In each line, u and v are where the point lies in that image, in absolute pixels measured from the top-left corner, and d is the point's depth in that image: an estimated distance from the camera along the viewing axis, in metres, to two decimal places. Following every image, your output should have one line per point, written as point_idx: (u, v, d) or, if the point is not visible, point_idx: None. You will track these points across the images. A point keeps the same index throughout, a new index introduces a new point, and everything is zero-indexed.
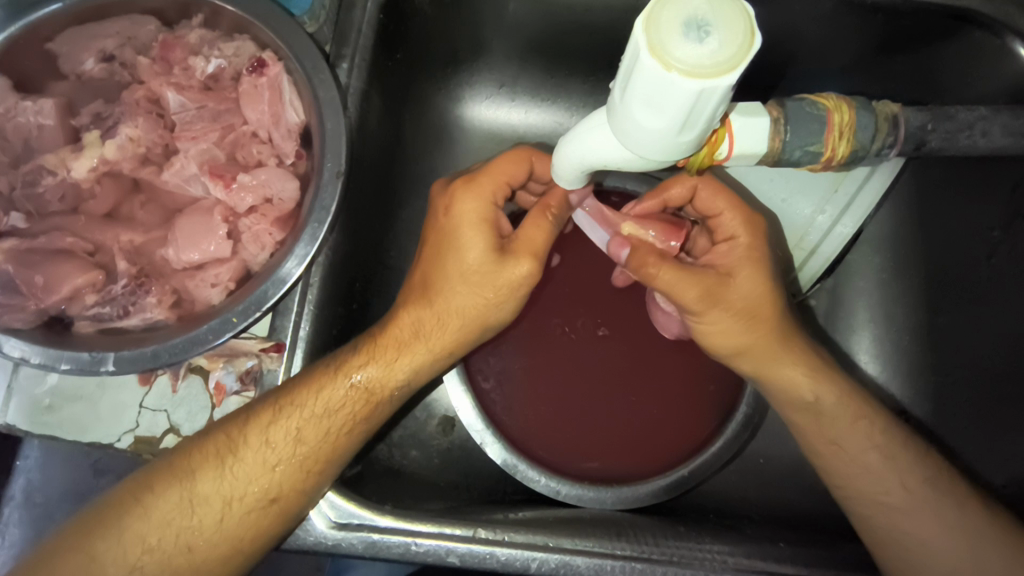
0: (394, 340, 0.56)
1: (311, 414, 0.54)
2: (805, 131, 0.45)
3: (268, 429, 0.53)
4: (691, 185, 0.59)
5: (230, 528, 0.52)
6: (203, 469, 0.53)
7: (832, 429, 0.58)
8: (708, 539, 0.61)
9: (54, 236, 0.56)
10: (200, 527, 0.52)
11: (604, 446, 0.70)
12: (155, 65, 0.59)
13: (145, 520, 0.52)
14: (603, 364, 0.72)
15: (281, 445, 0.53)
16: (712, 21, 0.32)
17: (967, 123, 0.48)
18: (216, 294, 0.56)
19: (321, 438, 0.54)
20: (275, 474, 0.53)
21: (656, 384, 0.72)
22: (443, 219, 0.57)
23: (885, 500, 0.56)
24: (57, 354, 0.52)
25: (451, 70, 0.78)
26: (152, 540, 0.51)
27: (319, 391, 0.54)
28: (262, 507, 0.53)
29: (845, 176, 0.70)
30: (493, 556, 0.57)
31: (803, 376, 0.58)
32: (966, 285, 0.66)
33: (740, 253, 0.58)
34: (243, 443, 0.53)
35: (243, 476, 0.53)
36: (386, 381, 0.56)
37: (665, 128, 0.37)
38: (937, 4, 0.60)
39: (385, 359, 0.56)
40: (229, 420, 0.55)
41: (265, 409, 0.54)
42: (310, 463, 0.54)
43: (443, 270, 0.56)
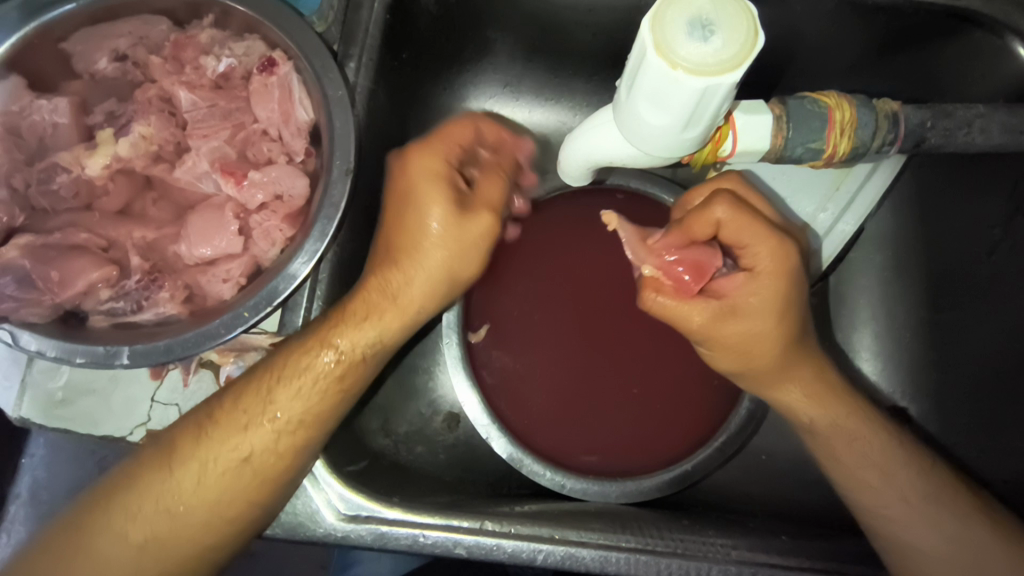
0: (373, 308, 0.56)
1: (285, 380, 0.54)
2: (805, 129, 0.46)
3: (245, 397, 0.54)
4: (714, 218, 0.55)
5: (207, 490, 0.52)
6: (186, 441, 0.53)
7: (836, 432, 0.59)
8: (711, 532, 0.62)
9: (69, 232, 0.57)
10: (182, 495, 0.52)
11: (604, 437, 0.71)
12: (167, 65, 0.60)
13: (134, 492, 0.52)
14: (591, 349, 0.73)
15: (255, 409, 0.54)
16: (716, 20, 0.33)
17: (965, 121, 0.49)
18: (228, 289, 0.57)
19: (291, 398, 0.54)
20: (248, 435, 0.53)
21: (644, 366, 0.73)
22: (397, 181, 0.57)
23: (890, 513, 0.57)
24: (72, 347, 0.53)
25: (456, 69, 0.79)
26: (136, 510, 0.52)
27: (293, 359, 0.54)
28: (239, 470, 0.53)
29: (847, 175, 0.71)
30: (500, 548, 0.58)
31: (813, 377, 0.59)
32: (967, 282, 0.67)
33: (755, 285, 0.54)
34: (220, 407, 0.54)
35: (219, 440, 0.53)
36: (359, 343, 0.55)
37: (670, 125, 0.38)
38: (937, 4, 0.61)
39: (355, 321, 0.55)
40: (214, 396, 0.56)
41: (245, 382, 0.55)
42: (286, 427, 0.53)
43: (408, 231, 0.56)
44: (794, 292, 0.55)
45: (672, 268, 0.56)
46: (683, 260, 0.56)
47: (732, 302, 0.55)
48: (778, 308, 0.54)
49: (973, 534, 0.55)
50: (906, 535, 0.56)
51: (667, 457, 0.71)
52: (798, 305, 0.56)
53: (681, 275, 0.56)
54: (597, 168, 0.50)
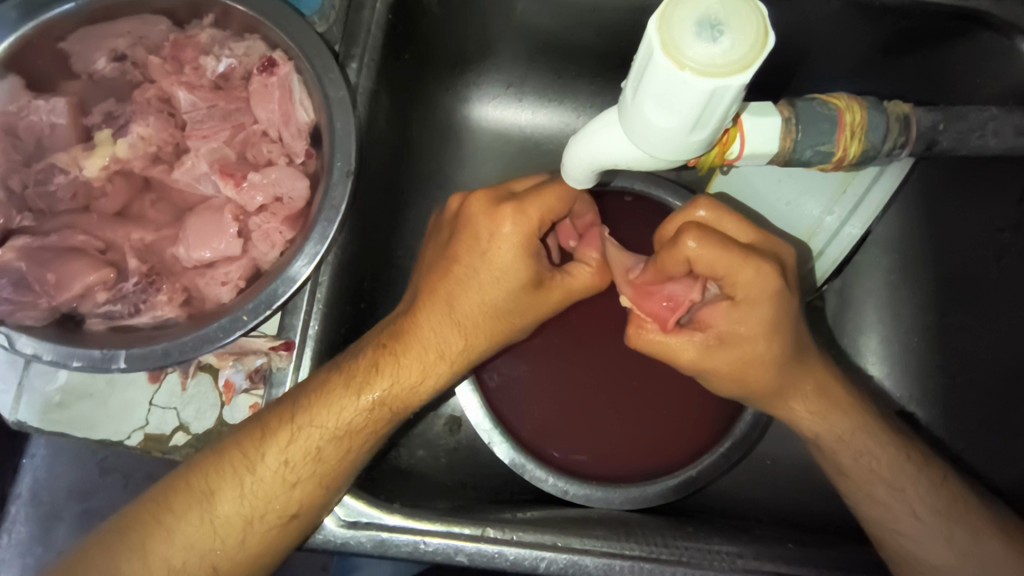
0: (418, 358, 0.55)
1: (329, 431, 0.54)
2: (816, 132, 0.45)
3: (287, 447, 0.53)
4: (684, 256, 0.51)
5: (252, 544, 0.52)
6: (223, 489, 0.52)
7: (847, 445, 0.58)
8: (716, 539, 0.61)
9: (66, 234, 0.57)
10: (225, 547, 0.52)
11: (618, 455, 0.70)
12: (166, 65, 0.59)
13: (169, 542, 0.51)
14: (618, 379, 0.72)
15: (302, 465, 0.53)
16: (725, 20, 0.33)
17: (978, 124, 0.48)
18: (226, 292, 0.56)
19: (340, 454, 0.54)
20: (294, 491, 0.53)
21: (669, 398, 0.71)
22: (459, 234, 0.55)
23: (903, 527, 0.56)
24: (68, 351, 0.53)
25: (458, 70, 0.78)
26: (177, 561, 0.51)
27: (338, 411, 0.54)
28: (284, 524, 0.53)
29: (855, 176, 0.69)
30: (502, 556, 0.57)
31: (813, 407, 0.58)
32: (975, 287, 0.66)
33: (740, 315, 0.52)
34: (262, 461, 0.53)
35: (263, 494, 0.53)
36: (407, 399, 0.56)
37: (677, 127, 0.37)
38: (946, 5, 0.61)
39: (401, 375, 0.55)
40: (244, 434, 0.54)
41: (283, 429, 0.53)
42: (331, 480, 0.54)
43: (452, 292, 0.55)
44: (782, 314, 0.52)
45: (650, 305, 0.55)
46: (660, 293, 0.55)
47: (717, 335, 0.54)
48: (770, 327, 0.53)
49: (980, 548, 0.55)
50: (913, 543, 0.56)
51: (674, 466, 0.70)
52: (791, 323, 0.54)
53: (660, 308, 0.55)
54: (602, 171, 0.49)
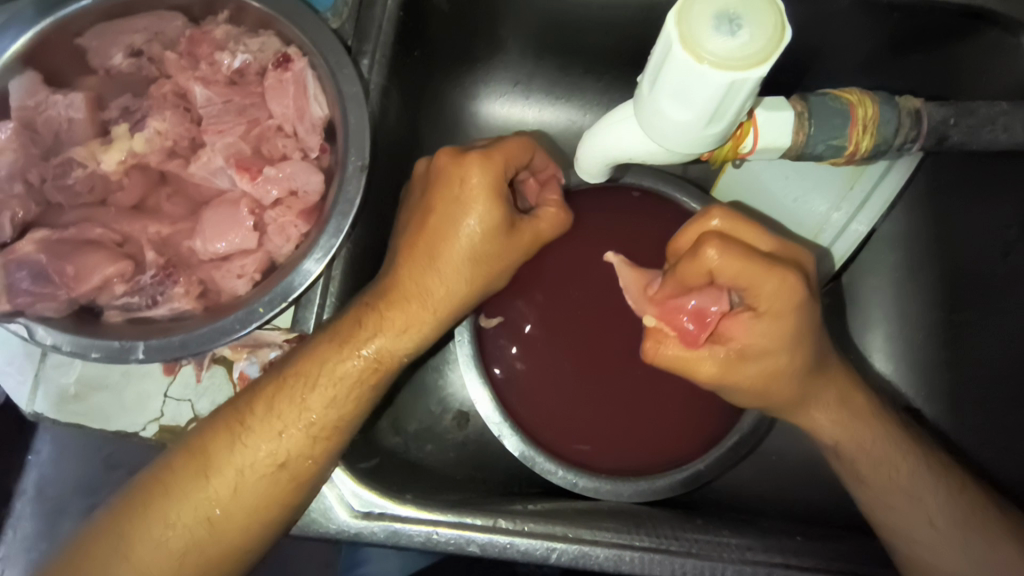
0: (403, 313, 0.56)
1: (315, 384, 0.54)
2: (828, 127, 0.46)
3: (275, 399, 0.54)
4: (706, 266, 0.53)
5: (244, 495, 0.52)
6: (215, 441, 0.53)
7: (865, 452, 0.58)
8: (724, 531, 0.62)
9: (84, 227, 0.57)
10: (218, 497, 0.52)
11: (610, 424, 0.71)
12: (182, 60, 0.60)
13: (167, 498, 0.52)
14: (605, 343, 0.72)
15: (289, 415, 0.53)
16: (743, 14, 0.33)
17: (988, 118, 0.48)
18: (242, 285, 0.57)
19: (325, 405, 0.54)
20: (283, 440, 0.53)
21: (658, 364, 0.72)
22: (438, 188, 0.56)
23: (917, 534, 0.56)
24: (87, 342, 0.53)
25: (467, 67, 0.79)
26: (172, 514, 0.51)
27: (324, 362, 0.54)
28: (273, 474, 0.52)
29: (862, 174, 0.69)
30: (513, 546, 0.58)
31: (830, 414, 0.59)
32: (981, 283, 0.67)
33: (763, 330, 0.53)
34: (251, 413, 0.53)
35: (253, 445, 0.53)
36: (393, 352, 0.56)
37: (694, 120, 0.38)
38: (952, 2, 0.62)
39: (387, 327, 0.55)
40: (240, 395, 0.56)
41: (271, 382, 0.54)
42: (319, 431, 0.53)
43: (433, 248, 0.56)
44: (806, 323, 0.54)
45: (675, 319, 0.55)
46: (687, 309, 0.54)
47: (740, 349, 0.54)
48: (789, 339, 0.54)
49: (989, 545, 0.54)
50: (923, 537, 0.56)
51: (673, 447, 0.71)
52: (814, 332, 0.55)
53: (684, 324, 0.55)
54: (616, 165, 0.50)
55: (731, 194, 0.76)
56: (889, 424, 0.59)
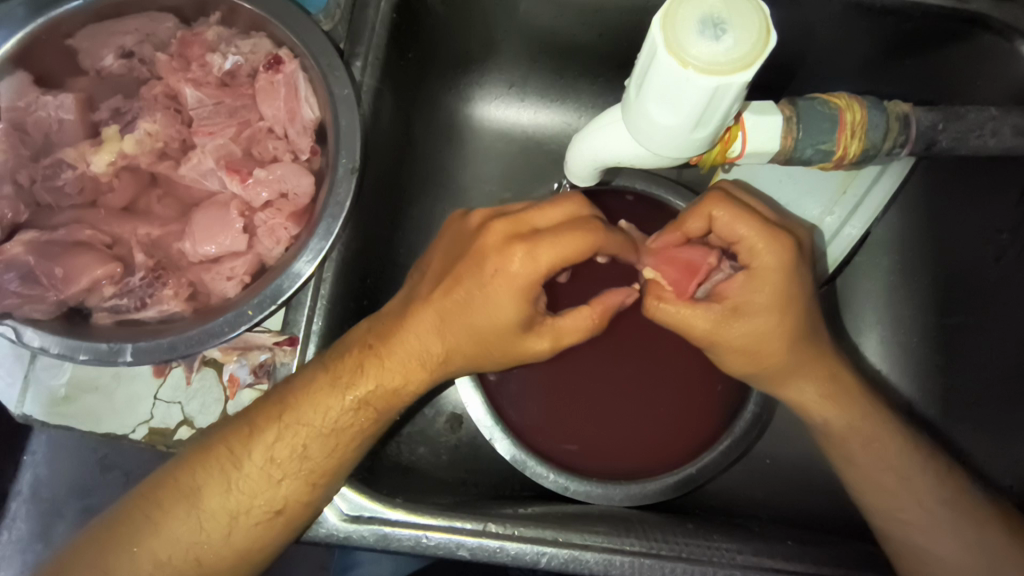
0: (403, 361, 0.55)
1: (314, 431, 0.53)
2: (816, 131, 0.46)
3: (273, 445, 0.53)
4: (706, 213, 0.55)
5: (239, 539, 0.52)
6: (209, 484, 0.53)
7: (855, 433, 0.59)
8: (715, 535, 0.62)
9: (73, 228, 0.57)
10: (212, 538, 0.52)
11: (607, 460, 0.71)
12: (173, 62, 0.60)
13: (157, 536, 0.52)
14: (613, 368, 0.72)
15: (288, 462, 0.53)
16: (727, 20, 0.33)
17: (976, 124, 0.47)
18: (232, 287, 0.57)
19: (325, 454, 0.53)
20: (279, 488, 0.53)
21: (658, 398, 0.72)
22: (467, 258, 0.53)
23: (905, 516, 0.57)
24: (75, 344, 0.53)
25: (461, 70, 0.79)
26: (165, 553, 0.51)
27: (323, 411, 0.53)
28: (268, 520, 0.53)
29: (855, 177, 0.70)
30: (503, 550, 0.57)
31: (820, 390, 0.59)
32: (974, 288, 0.67)
33: (753, 289, 0.54)
34: (247, 458, 0.53)
35: (249, 491, 0.53)
36: (393, 399, 0.55)
37: (680, 125, 0.38)
38: (945, 8, 0.62)
39: (387, 376, 0.54)
40: (231, 432, 0.54)
41: (269, 426, 0.53)
42: (316, 479, 0.53)
43: (442, 306, 0.54)
44: (796, 287, 0.55)
45: (670, 270, 0.57)
46: (679, 258, 0.57)
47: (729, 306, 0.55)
48: (781, 299, 0.54)
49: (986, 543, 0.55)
50: (916, 528, 0.57)
51: (665, 465, 0.70)
52: (802, 303, 0.55)
53: (677, 274, 0.57)
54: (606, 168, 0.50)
55: None
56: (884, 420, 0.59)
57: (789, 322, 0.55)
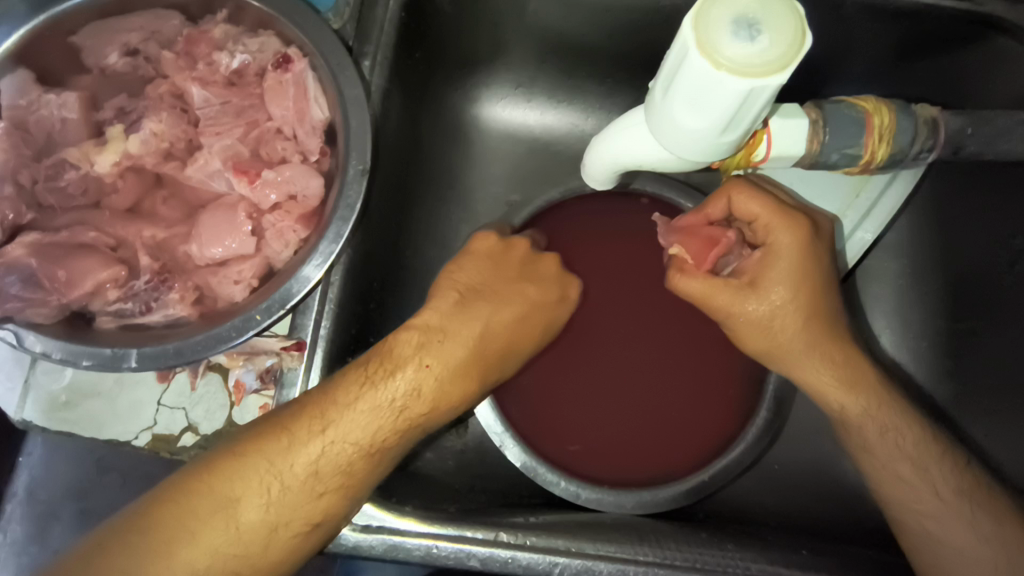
0: (456, 379, 0.55)
1: (362, 446, 0.51)
2: (843, 135, 0.45)
3: (318, 458, 0.50)
4: (725, 196, 0.58)
5: (273, 552, 0.50)
6: (248, 496, 0.49)
7: (870, 421, 0.56)
8: (729, 545, 0.61)
9: (77, 230, 0.56)
10: (247, 553, 0.49)
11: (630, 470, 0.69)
12: (179, 60, 0.59)
13: (190, 546, 0.47)
14: (645, 377, 0.71)
15: (332, 477, 0.51)
16: (762, 20, 0.32)
17: (1006, 128, 0.46)
18: (239, 291, 0.56)
19: (369, 467, 0.52)
20: (321, 502, 0.50)
21: (685, 407, 0.71)
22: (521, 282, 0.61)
23: (924, 507, 0.54)
24: (78, 350, 0.52)
25: (469, 70, 0.78)
26: (198, 568, 0.47)
27: (374, 425, 0.52)
28: (306, 533, 0.51)
29: (867, 181, 0.69)
30: (515, 561, 0.56)
31: (837, 387, 0.56)
32: (982, 293, 0.66)
33: (771, 263, 0.56)
34: (291, 470, 0.50)
35: (291, 503, 0.50)
36: (433, 414, 0.55)
37: (708, 128, 0.37)
38: (958, 9, 0.61)
39: (441, 394, 0.54)
40: (267, 439, 0.50)
41: (314, 439, 0.50)
42: (356, 492, 0.52)
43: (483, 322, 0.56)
44: (813, 264, 0.56)
45: (691, 246, 0.58)
46: (698, 236, 0.58)
47: (748, 280, 0.56)
48: (798, 277, 0.55)
49: (1009, 541, 0.52)
50: (938, 531, 0.53)
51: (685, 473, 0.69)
52: (819, 281, 0.56)
53: (699, 250, 0.58)
54: (624, 172, 0.49)
55: None
56: (893, 413, 0.56)
57: (803, 300, 0.55)
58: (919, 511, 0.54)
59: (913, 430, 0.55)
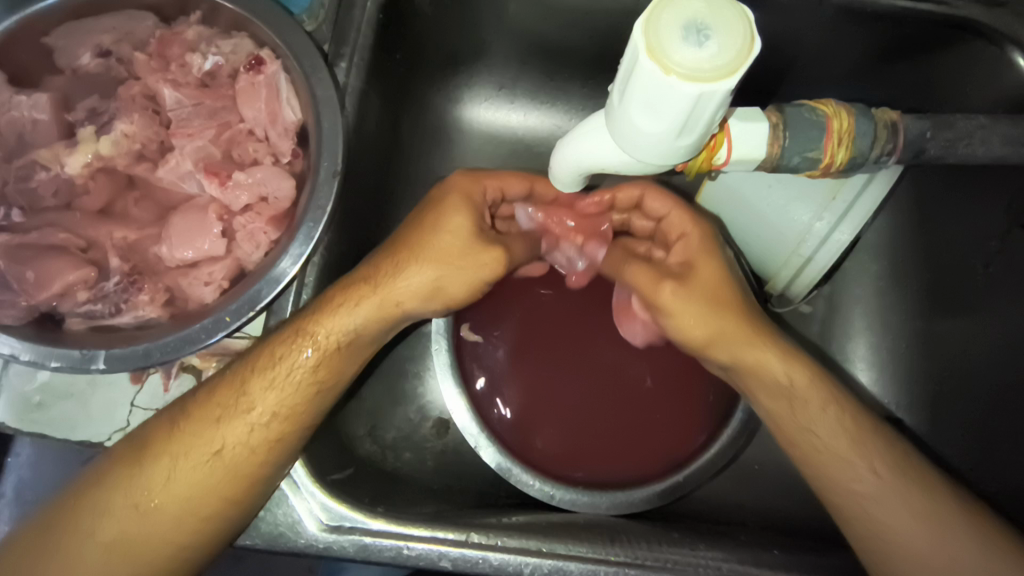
0: (350, 298, 0.54)
1: (262, 373, 0.53)
2: (804, 138, 0.45)
3: (222, 388, 0.53)
4: (635, 194, 0.62)
5: (178, 484, 0.51)
6: (158, 431, 0.53)
7: (812, 395, 0.54)
8: (702, 545, 0.61)
9: (47, 231, 0.56)
10: (152, 483, 0.51)
11: (587, 436, 0.70)
12: (152, 62, 0.59)
13: (100, 486, 0.52)
14: (592, 353, 0.72)
15: (229, 408, 0.53)
16: (711, 25, 0.32)
17: (966, 132, 0.47)
18: (209, 292, 0.56)
19: (268, 393, 0.53)
20: (222, 429, 0.52)
21: (636, 373, 0.72)
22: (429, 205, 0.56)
23: (860, 488, 0.53)
24: (46, 351, 0.52)
25: (450, 72, 0.78)
26: (108, 500, 0.51)
27: (272, 354, 0.53)
28: (210, 463, 0.52)
29: (843, 184, 0.65)
30: (486, 561, 0.56)
31: (779, 360, 0.54)
32: (959, 293, 0.66)
33: (695, 247, 0.57)
34: (195, 401, 0.53)
35: (194, 433, 0.52)
36: (338, 341, 0.54)
37: (663, 132, 0.37)
38: (935, 13, 0.61)
39: (337, 316, 0.53)
40: (195, 387, 0.55)
41: (222, 374, 0.54)
42: (261, 424, 0.53)
43: (400, 250, 0.54)
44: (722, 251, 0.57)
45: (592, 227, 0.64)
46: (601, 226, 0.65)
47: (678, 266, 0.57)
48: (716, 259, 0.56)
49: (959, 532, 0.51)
50: (881, 517, 0.52)
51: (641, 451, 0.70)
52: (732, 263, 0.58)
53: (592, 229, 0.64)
54: (590, 174, 0.49)
55: (714, 208, 0.75)
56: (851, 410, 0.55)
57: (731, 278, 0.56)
58: (854, 497, 0.53)
59: (866, 427, 0.54)
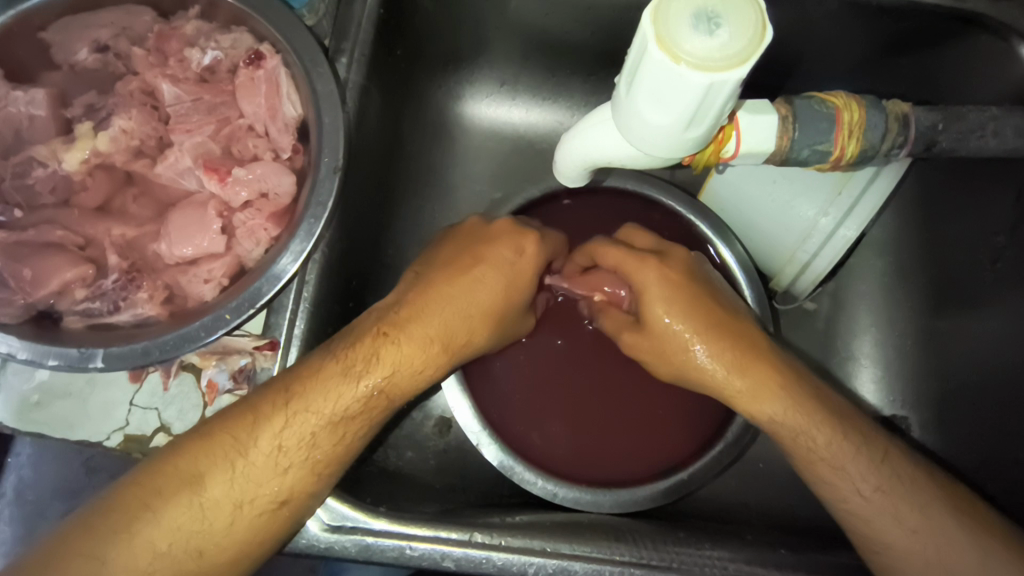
0: (421, 346, 0.55)
1: (327, 418, 0.52)
2: (813, 130, 0.44)
3: (281, 432, 0.51)
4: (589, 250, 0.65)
5: (240, 530, 0.49)
6: (212, 473, 0.50)
7: (789, 423, 0.54)
8: (707, 544, 0.60)
9: (44, 228, 0.55)
10: (212, 531, 0.49)
11: (621, 458, 0.69)
12: (150, 57, 0.58)
13: (153, 524, 0.48)
14: (625, 376, 0.71)
15: (295, 451, 0.51)
16: (722, 13, 0.32)
17: (978, 124, 0.46)
18: (209, 290, 0.55)
19: (336, 440, 0.52)
20: (286, 477, 0.51)
21: (667, 394, 0.70)
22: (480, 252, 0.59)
23: (849, 507, 0.53)
24: (44, 349, 0.51)
25: (452, 68, 0.77)
26: (161, 545, 0.48)
27: (336, 398, 0.52)
28: (273, 512, 0.50)
29: (850, 179, 0.63)
30: (489, 561, 0.56)
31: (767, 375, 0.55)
32: (966, 289, 0.66)
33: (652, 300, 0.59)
34: (255, 448, 0.50)
35: (255, 481, 0.50)
36: (404, 385, 0.54)
37: (672, 123, 0.36)
38: (940, 6, 0.60)
39: (403, 361, 0.54)
40: (231, 420, 0.51)
41: (277, 415, 0.51)
42: (325, 468, 0.52)
43: (454, 295, 0.57)
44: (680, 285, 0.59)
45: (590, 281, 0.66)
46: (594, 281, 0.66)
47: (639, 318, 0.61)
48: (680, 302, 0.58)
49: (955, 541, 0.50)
50: (870, 531, 0.52)
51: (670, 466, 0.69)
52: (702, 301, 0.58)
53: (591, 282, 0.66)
54: (595, 169, 0.48)
55: (716, 204, 0.74)
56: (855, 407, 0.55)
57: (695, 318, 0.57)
58: (848, 508, 0.53)
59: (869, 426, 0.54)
